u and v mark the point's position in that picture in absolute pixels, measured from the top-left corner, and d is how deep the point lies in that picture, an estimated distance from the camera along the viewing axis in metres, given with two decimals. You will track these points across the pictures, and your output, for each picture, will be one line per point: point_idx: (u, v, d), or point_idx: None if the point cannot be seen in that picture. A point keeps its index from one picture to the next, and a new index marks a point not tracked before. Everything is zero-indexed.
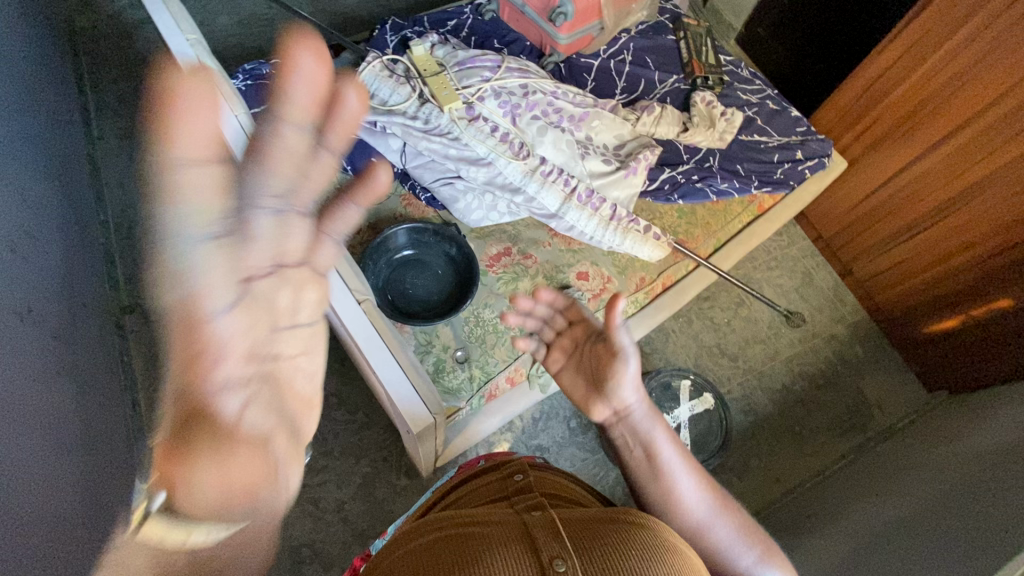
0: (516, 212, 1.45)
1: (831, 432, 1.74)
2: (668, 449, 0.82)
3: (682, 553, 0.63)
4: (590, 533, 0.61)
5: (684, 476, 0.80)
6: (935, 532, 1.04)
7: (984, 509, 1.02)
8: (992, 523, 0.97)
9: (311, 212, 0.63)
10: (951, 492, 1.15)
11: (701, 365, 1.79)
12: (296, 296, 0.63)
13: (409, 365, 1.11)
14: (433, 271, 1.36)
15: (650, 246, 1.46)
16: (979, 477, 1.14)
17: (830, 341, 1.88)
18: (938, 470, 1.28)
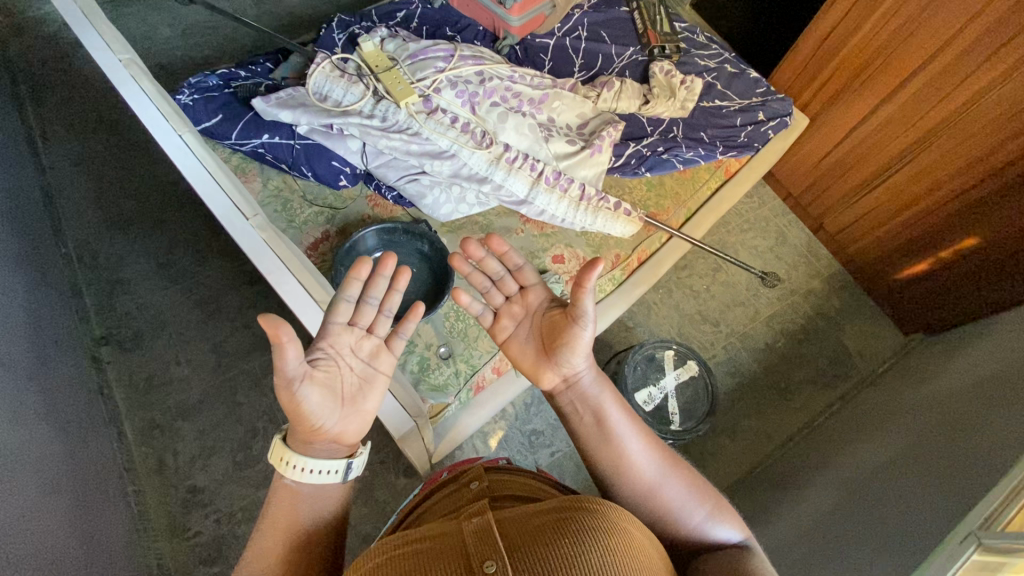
0: (485, 202, 1.44)
1: (816, 384, 1.79)
2: (614, 410, 0.81)
3: (621, 530, 0.62)
4: (523, 532, 0.61)
5: (632, 435, 0.79)
6: (920, 469, 1.07)
7: (962, 443, 1.06)
8: (972, 455, 1.01)
9: (378, 338, 0.84)
10: (933, 430, 1.18)
11: (684, 334, 1.82)
12: (361, 393, 0.81)
13: None
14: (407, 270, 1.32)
15: (622, 222, 1.47)
16: (956, 414, 1.18)
17: (807, 296, 1.92)
18: (918, 411, 1.32)
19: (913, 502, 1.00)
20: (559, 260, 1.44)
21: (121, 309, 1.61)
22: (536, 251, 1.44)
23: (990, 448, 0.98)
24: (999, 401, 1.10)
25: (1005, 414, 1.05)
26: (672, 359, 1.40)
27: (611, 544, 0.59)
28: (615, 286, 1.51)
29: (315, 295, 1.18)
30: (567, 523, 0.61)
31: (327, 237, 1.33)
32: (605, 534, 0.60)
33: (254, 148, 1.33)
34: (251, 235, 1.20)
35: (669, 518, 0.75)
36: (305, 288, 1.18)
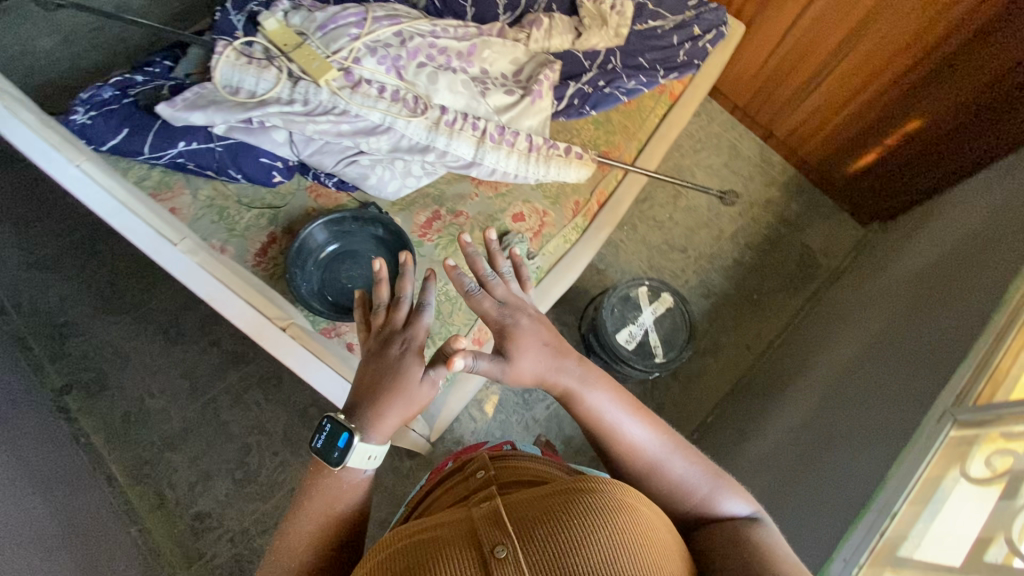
0: (432, 172, 1.37)
1: (786, 290, 1.83)
2: (609, 401, 0.76)
3: (632, 515, 0.61)
4: (533, 513, 0.61)
5: (629, 421, 0.76)
6: (892, 353, 1.13)
7: (929, 322, 1.11)
8: (937, 332, 1.06)
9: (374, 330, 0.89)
10: (900, 315, 1.23)
11: (655, 265, 1.83)
12: None
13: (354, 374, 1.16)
14: (364, 260, 1.26)
15: (576, 167, 1.43)
16: (919, 297, 1.23)
17: (767, 205, 1.94)
18: (883, 299, 1.37)
19: (890, 385, 1.05)
20: (520, 219, 1.40)
21: (76, 353, 1.52)
22: (494, 213, 1.39)
23: (954, 323, 1.03)
24: (956, 278, 1.15)
25: (962, 291, 1.10)
26: (646, 295, 1.41)
27: (621, 522, 0.60)
28: (579, 234, 1.47)
29: (266, 311, 1.15)
30: (578, 505, 0.61)
31: (274, 240, 1.26)
32: (614, 512, 0.60)
33: (172, 159, 1.22)
34: (182, 262, 1.14)
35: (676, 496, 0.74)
36: (257, 308, 1.14)
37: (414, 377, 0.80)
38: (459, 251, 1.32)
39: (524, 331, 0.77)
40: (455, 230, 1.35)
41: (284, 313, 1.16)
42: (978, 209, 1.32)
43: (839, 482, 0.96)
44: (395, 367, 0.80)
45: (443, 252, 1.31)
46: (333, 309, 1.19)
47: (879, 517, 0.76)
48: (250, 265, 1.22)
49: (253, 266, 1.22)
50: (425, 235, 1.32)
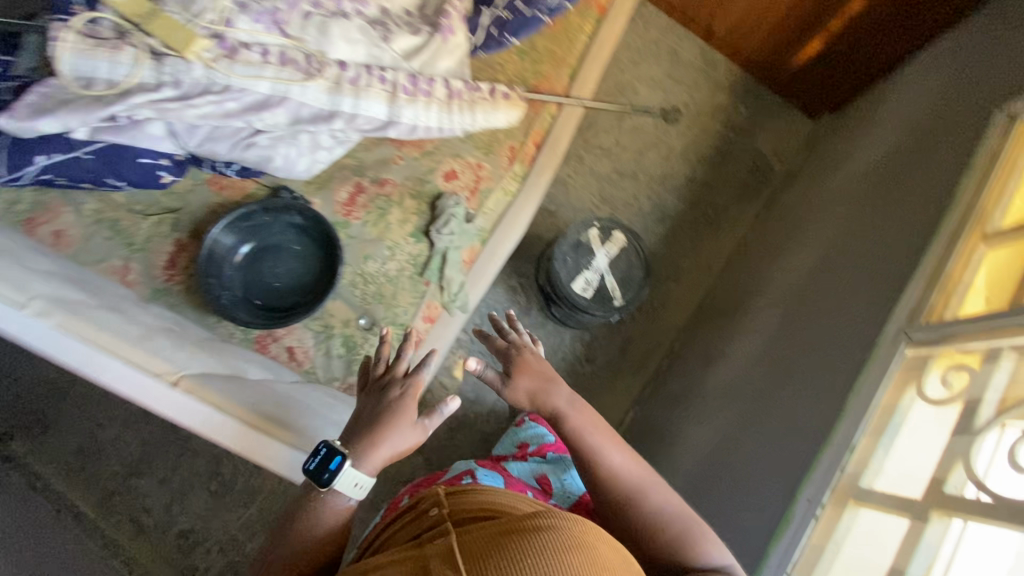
0: (345, 140, 1.23)
1: (740, 201, 1.79)
2: (595, 434, 0.97)
3: (589, 551, 0.61)
4: (491, 551, 0.60)
5: (612, 451, 0.95)
6: (846, 265, 1.11)
7: (881, 228, 1.08)
8: (890, 238, 1.03)
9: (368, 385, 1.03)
10: (852, 222, 1.20)
11: (607, 196, 1.75)
12: None
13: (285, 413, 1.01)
14: (287, 255, 1.15)
15: (504, 110, 1.30)
16: (868, 202, 1.19)
17: (716, 113, 1.84)
18: (834, 205, 1.34)
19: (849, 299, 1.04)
20: (453, 176, 1.28)
21: (6, 396, 1.41)
22: (424, 175, 1.27)
23: (907, 228, 1.00)
24: (903, 178, 1.12)
25: (909, 193, 1.07)
26: (597, 237, 1.35)
27: (577, 556, 0.60)
28: (520, 183, 1.34)
29: (152, 366, 0.93)
30: (537, 540, 0.60)
31: (182, 247, 1.13)
32: (570, 545, 0.61)
33: (35, 177, 1.04)
34: (32, 325, 0.87)
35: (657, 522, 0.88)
36: (137, 366, 0.91)
37: (410, 416, 0.93)
38: (391, 225, 1.22)
39: (532, 360, 1.08)
40: (384, 202, 1.23)
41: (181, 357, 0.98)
42: (919, 95, 1.27)
43: (803, 405, 0.96)
44: (396, 404, 0.93)
45: (374, 229, 1.20)
46: (264, 315, 1.10)
47: (840, 452, 0.81)
48: (162, 280, 1.10)
49: (165, 281, 1.10)
50: (350, 214, 1.20)
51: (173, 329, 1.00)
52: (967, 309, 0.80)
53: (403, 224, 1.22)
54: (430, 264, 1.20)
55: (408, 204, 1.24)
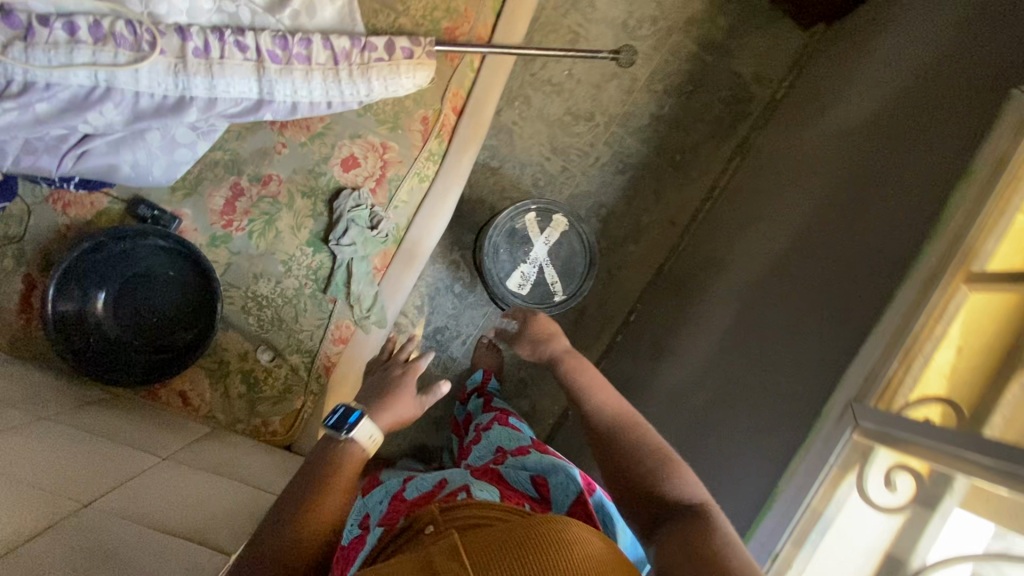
0: (210, 130, 0.98)
1: (714, 139, 1.55)
2: (581, 376, 0.96)
3: (592, 549, 0.50)
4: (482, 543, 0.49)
5: (592, 395, 0.91)
6: (810, 255, 0.94)
7: (862, 207, 0.89)
8: (862, 234, 0.85)
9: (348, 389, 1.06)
10: (831, 190, 1.00)
11: (558, 145, 1.51)
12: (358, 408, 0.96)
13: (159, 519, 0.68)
14: (159, 287, 0.99)
15: (408, 73, 1.03)
16: (850, 162, 1.00)
17: (689, 28, 1.54)
18: (813, 159, 1.13)
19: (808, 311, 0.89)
20: (353, 165, 1.05)
21: None
22: (315, 165, 1.04)
23: (884, 220, 0.82)
24: (899, 128, 0.90)
25: (904, 150, 0.86)
26: (535, 223, 1.16)
27: (577, 557, 0.49)
28: (438, 163, 1.11)
29: None
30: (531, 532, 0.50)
31: (35, 285, 0.96)
32: (569, 547, 0.50)
33: None
34: None
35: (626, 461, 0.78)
36: None
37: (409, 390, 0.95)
38: (282, 235, 1.03)
39: None
40: (271, 205, 1.03)
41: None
42: (939, 4, 0.99)
43: (733, 443, 0.85)
44: (398, 378, 0.96)
45: (260, 241, 1.02)
46: (146, 364, 0.96)
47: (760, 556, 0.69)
48: (19, 326, 0.95)
49: (23, 327, 0.95)
50: (230, 226, 1.01)
51: None
52: (923, 392, 0.66)
53: (297, 230, 1.03)
54: (334, 279, 1.04)
55: (300, 204, 1.04)
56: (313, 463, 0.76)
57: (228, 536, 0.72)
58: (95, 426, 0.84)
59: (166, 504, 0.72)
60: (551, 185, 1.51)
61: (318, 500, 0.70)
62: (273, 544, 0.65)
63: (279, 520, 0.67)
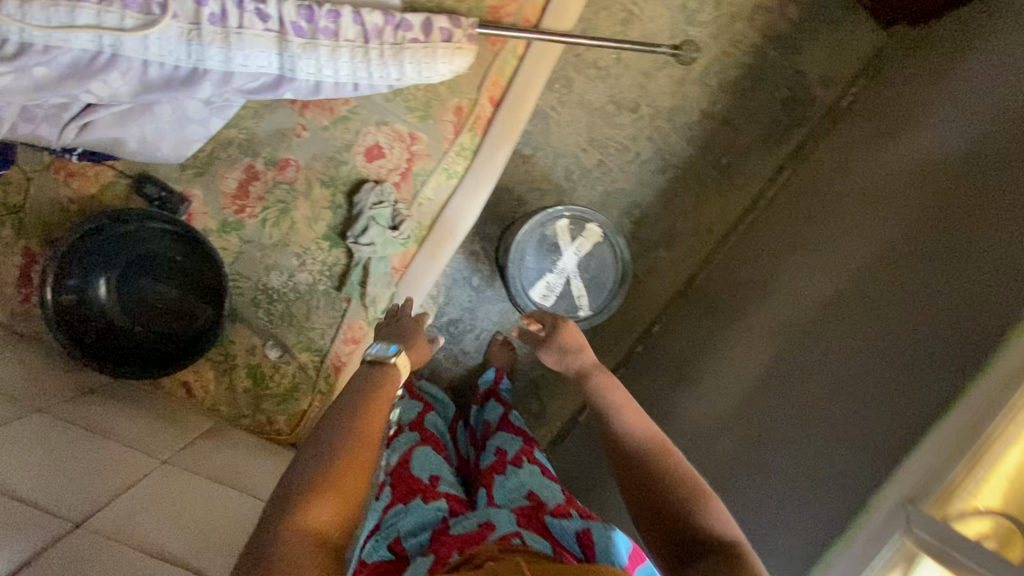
0: (225, 106, 0.90)
1: (766, 144, 1.44)
2: (608, 388, 0.89)
3: None
4: None
5: (619, 410, 0.84)
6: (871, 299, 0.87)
7: (939, 258, 0.80)
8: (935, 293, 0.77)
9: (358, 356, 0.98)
10: (899, 230, 0.91)
11: (597, 136, 1.41)
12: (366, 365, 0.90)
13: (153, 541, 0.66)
14: (163, 270, 0.94)
15: (444, 58, 0.92)
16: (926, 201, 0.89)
17: (755, 16, 1.40)
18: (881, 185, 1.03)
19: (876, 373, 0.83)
20: (377, 155, 0.97)
21: None
22: (337, 152, 0.96)
23: (975, 281, 0.73)
24: (1005, 160, 0.79)
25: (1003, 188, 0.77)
26: (567, 230, 1.08)
27: None
28: (470, 158, 1.02)
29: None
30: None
31: (35, 258, 0.91)
32: None
33: None
34: None
35: (655, 484, 0.74)
36: None
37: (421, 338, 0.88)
38: (297, 226, 0.96)
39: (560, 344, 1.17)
40: (287, 192, 0.95)
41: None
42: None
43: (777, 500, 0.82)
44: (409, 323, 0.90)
45: (274, 231, 0.95)
46: (153, 351, 0.93)
47: None
48: (18, 302, 0.90)
49: (22, 303, 0.91)
50: (243, 212, 0.94)
51: None
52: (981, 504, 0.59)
53: (313, 222, 0.96)
54: (349, 278, 0.98)
55: (318, 194, 0.96)
56: (352, 390, 0.68)
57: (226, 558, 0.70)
58: (92, 422, 0.80)
59: (161, 521, 0.69)
60: (585, 179, 1.42)
61: (369, 428, 0.62)
62: (322, 474, 0.56)
63: (328, 449, 0.58)
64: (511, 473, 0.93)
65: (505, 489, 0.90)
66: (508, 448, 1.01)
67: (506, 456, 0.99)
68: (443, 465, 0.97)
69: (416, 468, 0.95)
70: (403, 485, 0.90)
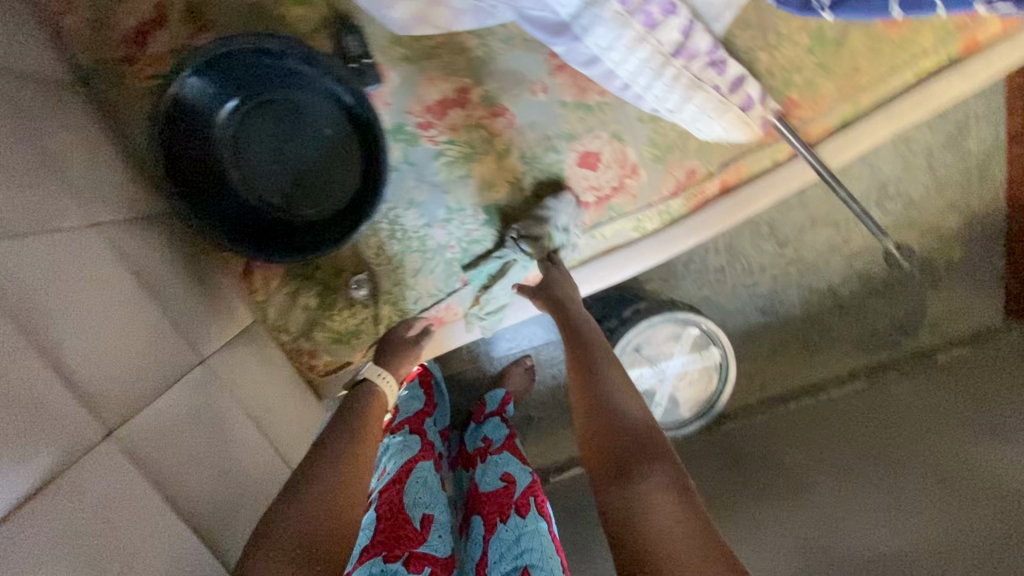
0: (489, 14, 0.74)
1: (855, 347, 1.46)
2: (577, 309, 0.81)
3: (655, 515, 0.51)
4: None
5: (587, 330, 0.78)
6: None
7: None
8: None
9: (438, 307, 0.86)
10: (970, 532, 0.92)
11: (735, 246, 1.35)
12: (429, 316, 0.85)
13: (175, 483, 0.51)
14: (299, 145, 0.73)
15: (725, 122, 0.81)
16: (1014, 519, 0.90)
17: (927, 235, 1.40)
18: (960, 465, 1.03)
19: None
20: (589, 164, 0.83)
21: None
22: (557, 135, 0.81)
23: None
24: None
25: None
26: (691, 338, 1.03)
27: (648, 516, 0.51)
28: (663, 222, 0.90)
29: None
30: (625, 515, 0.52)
31: (164, 20, 0.69)
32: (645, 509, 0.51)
33: None
34: None
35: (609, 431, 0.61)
36: None
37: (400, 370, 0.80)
38: (469, 182, 0.81)
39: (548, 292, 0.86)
40: (481, 142, 0.80)
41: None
42: None
43: None
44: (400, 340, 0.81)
45: (446, 174, 0.80)
46: (236, 216, 0.73)
47: None
48: (114, 58, 0.68)
49: (120, 64, 0.69)
50: (427, 131, 0.77)
51: None
52: None
53: (487, 187, 0.82)
54: (482, 264, 0.84)
55: (509, 163, 0.81)
56: (348, 411, 0.70)
57: (236, 531, 0.56)
58: (141, 265, 0.62)
59: (183, 451, 0.54)
60: (698, 275, 1.36)
61: (359, 436, 0.66)
62: (321, 492, 0.56)
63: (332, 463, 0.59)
64: (514, 524, 0.77)
65: (504, 544, 0.75)
66: (518, 480, 0.85)
67: (514, 491, 0.83)
68: (439, 500, 0.81)
69: (409, 503, 0.78)
70: (388, 523, 0.73)
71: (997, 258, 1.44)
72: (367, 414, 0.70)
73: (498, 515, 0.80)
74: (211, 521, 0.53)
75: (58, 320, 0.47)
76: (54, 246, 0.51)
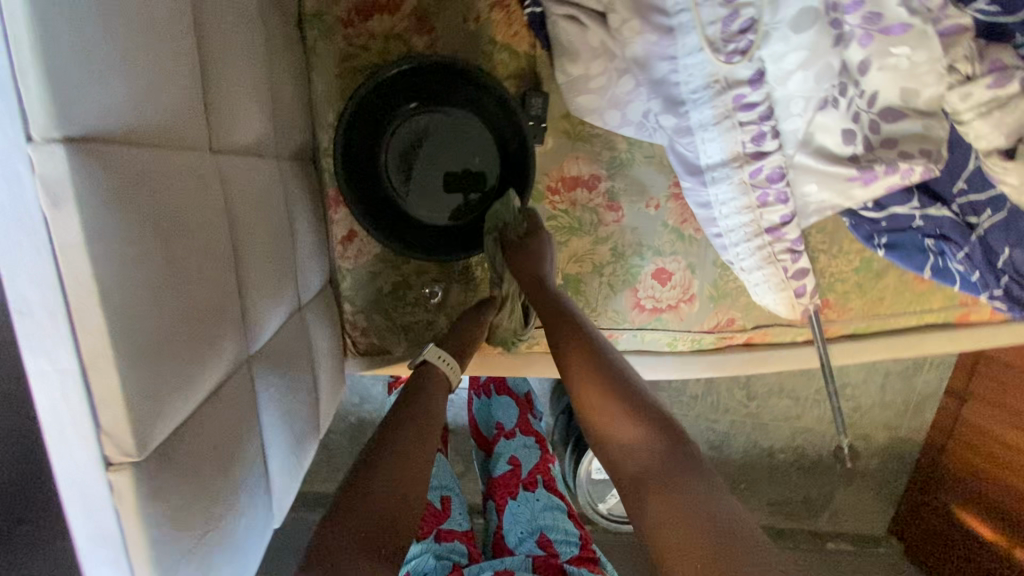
0: (647, 133, 0.85)
1: (767, 506, 1.62)
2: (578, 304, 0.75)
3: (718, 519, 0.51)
4: None
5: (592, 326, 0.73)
6: None
7: None
8: None
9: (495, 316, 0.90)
10: None
11: (714, 383, 1.50)
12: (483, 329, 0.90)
13: (263, 417, 0.54)
14: (449, 155, 0.82)
15: (780, 297, 0.93)
16: None
17: (858, 438, 1.62)
18: None
19: None
20: (661, 279, 0.94)
21: None
22: (647, 246, 0.93)
23: None
24: None
25: None
26: None
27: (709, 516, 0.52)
28: (689, 349, 1.02)
29: (167, 348, 0.38)
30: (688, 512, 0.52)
31: (393, 8, 0.76)
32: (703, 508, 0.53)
33: None
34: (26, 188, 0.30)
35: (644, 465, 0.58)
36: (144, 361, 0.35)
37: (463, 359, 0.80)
38: (562, 248, 0.91)
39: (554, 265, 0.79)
40: (588, 220, 0.90)
41: (183, 183, 0.41)
42: None
43: None
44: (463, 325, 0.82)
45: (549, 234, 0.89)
46: (369, 188, 0.79)
47: None
48: (336, 16, 0.75)
49: (337, 22, 0.75)
50: (554, 193, 0.88)
51: (212, 198, 0.45)
52: None
53: (574, 258, 0.92)
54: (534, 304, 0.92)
55: (601, 249, 0.92)
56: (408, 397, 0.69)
57: (286, 477, 0.60)
58: (289, 204, 0.66)
59: (276, 390, 0.57)
60: (674, 393, 1.49)
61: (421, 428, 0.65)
62: (380, 496, 0.56)
63: (387, 471, 0.58)
64: (524, 499, 0.94)
65: (520, 519, 0.91)
66: (524, 459, 0.99)
67: (520, 472, 0.98)
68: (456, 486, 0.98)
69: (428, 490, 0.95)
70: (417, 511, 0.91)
71: (899, 481, 1.67)
72: (428, 408, 0.69)
73: (509, 493, 0.96)
74: (272, 466, 0.56)
75: (247, 244, 0.52)
76: (257, 171, 0.57)
